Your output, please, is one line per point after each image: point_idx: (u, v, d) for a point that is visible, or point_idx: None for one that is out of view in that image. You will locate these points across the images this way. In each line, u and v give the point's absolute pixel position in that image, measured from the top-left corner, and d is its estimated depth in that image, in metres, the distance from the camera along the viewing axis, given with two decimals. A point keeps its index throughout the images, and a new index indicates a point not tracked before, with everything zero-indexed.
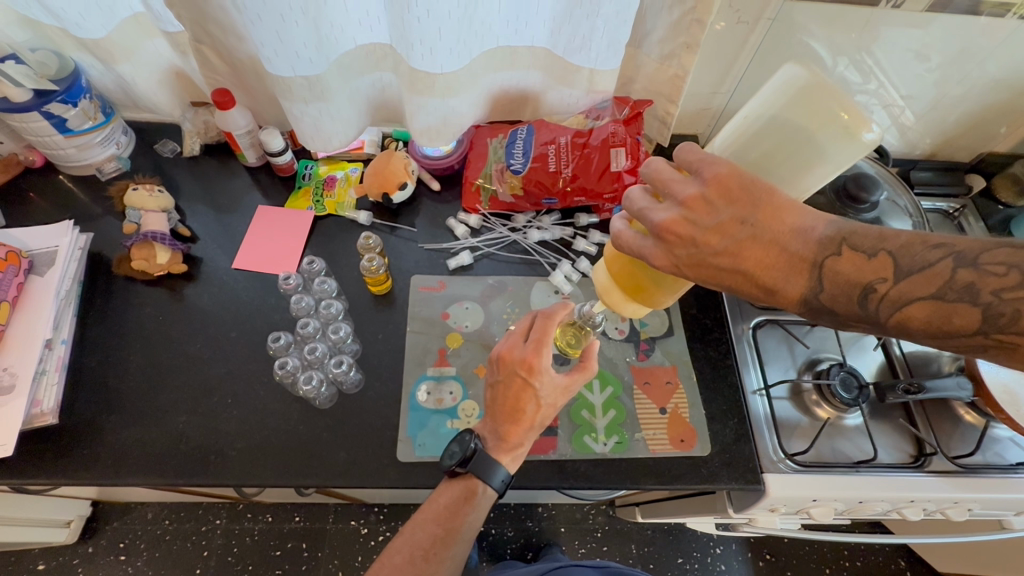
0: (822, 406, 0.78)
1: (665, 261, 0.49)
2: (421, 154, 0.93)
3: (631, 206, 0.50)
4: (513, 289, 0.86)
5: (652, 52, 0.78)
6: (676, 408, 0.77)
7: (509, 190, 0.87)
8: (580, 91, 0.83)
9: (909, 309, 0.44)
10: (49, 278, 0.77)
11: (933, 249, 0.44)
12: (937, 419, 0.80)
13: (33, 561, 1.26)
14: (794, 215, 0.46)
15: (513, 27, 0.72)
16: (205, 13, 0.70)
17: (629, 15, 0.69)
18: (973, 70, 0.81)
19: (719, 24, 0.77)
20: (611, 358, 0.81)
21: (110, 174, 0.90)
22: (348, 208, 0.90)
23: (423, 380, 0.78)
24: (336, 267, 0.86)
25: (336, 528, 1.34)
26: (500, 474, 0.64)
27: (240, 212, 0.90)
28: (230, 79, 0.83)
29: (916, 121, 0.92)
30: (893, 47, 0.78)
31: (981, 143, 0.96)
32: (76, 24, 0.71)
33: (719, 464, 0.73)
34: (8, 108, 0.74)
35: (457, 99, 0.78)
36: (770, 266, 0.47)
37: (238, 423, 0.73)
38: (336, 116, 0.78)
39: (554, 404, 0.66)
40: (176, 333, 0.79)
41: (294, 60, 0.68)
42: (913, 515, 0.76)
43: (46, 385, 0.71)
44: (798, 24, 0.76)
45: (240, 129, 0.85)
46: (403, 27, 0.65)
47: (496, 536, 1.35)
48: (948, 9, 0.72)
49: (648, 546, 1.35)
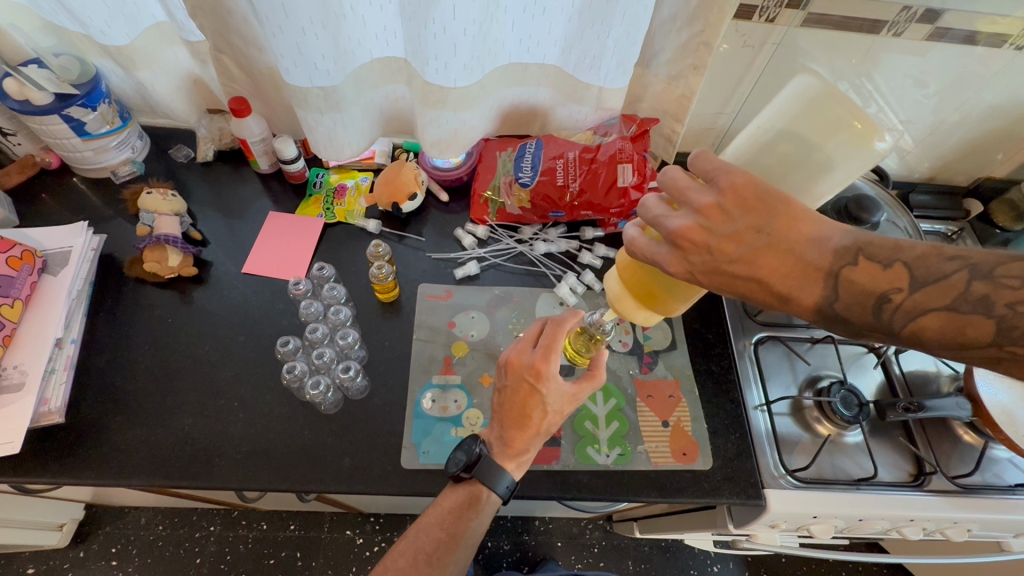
0: (823, 423, 0.79)
1: (680, 268, 0.49)
2: (432, 165, 0.94)
3: (647, 213, 0.51)
4: (519, 300, 0.87)
5: (659, 73, 0.80)
6: (678, 421, 0.78)
7: (517, 203, 0.88)
8: (589, 108, 0.85)
9: (923, 320, 0.45)
10: (61, 278, 0.78)
11: (948, 261, 0.45)
12: (936, 437, 0.80)
13: (21, 564, 1.25)
14: (809, 225, 0.47)
15: (525, 45, 0.74)
16: (229, 23, 0.73)
17: (638, 36, 0.71)
18: (971, 98, 0.84)
19: (724, 46, 0.79)
20: (614, 370, 0.82)
21: (124, 177, 0.91)
22: (357, 216, 0.92)
23: (428, 388, 0.78)
24: (346, 274, 0.88)
25: (330, 538, 1.33)
26: (505, 481, 0.65)
27: (251, 219, 0.91)
28: (246, 88, 0.85)
29: (915, 145, 0.95)
30: (892, 73, 0.81)
31: (979, 168, 0.99)
32: (100, 31, 0.73)
33: (720, 478, 0.73)
34: (28, 111, 0.76)
35: (469, 113, 0.80)
36: (786, 275, 0.48)
37: (244, 426, 0.73)
38: (349, 126, 0.80)
39: (560, 412, 0.66)
40: (185, 334, 0.80)
41: (311, 71, 0.69)
42: (914, 535, 0.76)
43: (54, 385, 0.72)
44: (800, 49, 0.79)
45: (254, 137, 0.86)
46: (419, 42, 0.67)
47: (492, 549, 1.34)
48: (945, 38, 0.74)
49: (645, 563, 1.34)
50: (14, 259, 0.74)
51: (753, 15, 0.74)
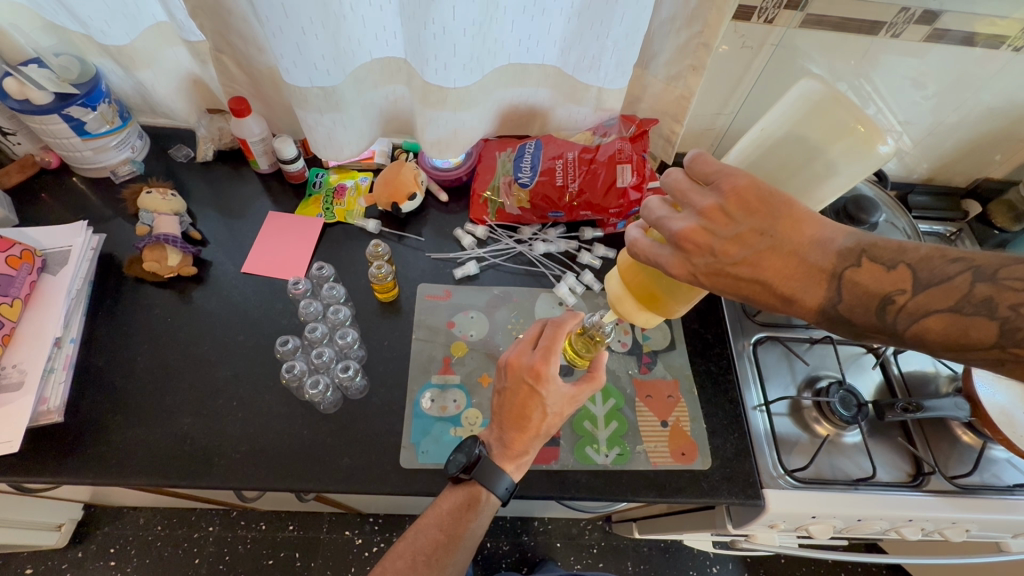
0: (822, 423, 0.79)
1: (683, 270, 0.50)
2: (432, 165, 0.95)
3: (650, 215, 0.51)
4: (518, 300, 0.87)
5: (659, 73, 0.81)
6: (677, 421, 0.78)
7: (516, 203, 0.88)
8: (588, 109, 0.86)
9: (927, 321, 0.45)
10: (60, 277, 0.78)
11: (952, 263, 0.45)
12: (935, 437, 0.81)
13: (20, 565, 1.25)
14: (812, 227, 0.48)
15: (525, 46, 0.75)
16: (229, 23, 0.73)
17: (637, 38, 0.71)
18: (970, 99, 0.84)
19: (724, 47, 0.80)
20: (614, 370, 0.82)
21: (124, 177, 0.91)
22: (357, 216, 0.92)
23: (427, 388, 0.78)
24: (346, 275, 0.88)
25: (329, 538, 1.33)
26: (505, 483, 0.64)
27: (251, 219, 0.91)
28: (246, 88, 0.85)
29: (914, 146, 0.95)
30: (891, 74, 0.81)
31: (977, 169, 0.99)
32: (101, 31, 0.73)
33: (719, 478, 0.73)
34: (29, 110, 0.76)
35: (469, 113, 0.80)
36: (790, 276, 0.48)
37: (243, 426, 0.73)
38: (348, 126, 0.80)
39: (560, 413, 0.66)
40: (184, 334, 0.80)
41: (311, 71, 0.69)
42: (913, 535, 0.76)
43: (53, 384, 0.72)
44: (799, 50, 0.79)
45: (254, 137, 0.86)
46: (419, 42, 0.67)
47: (492, 549, 1.34)
48: (944, 39, 0.75)
49: (644, 563, 1.34)
50: (14, 258, 0.74)
51: (752, 16, 0.74)
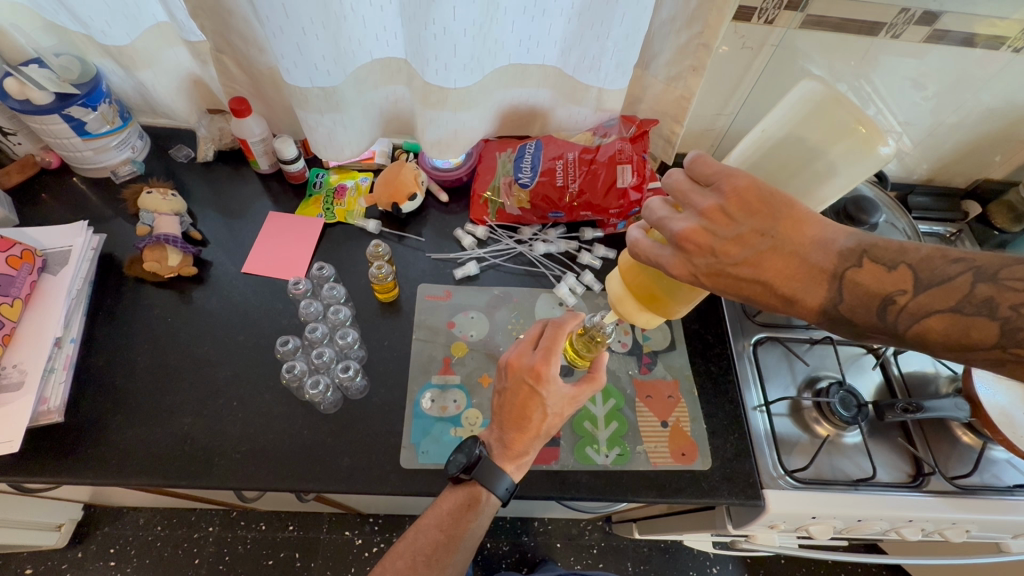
0: (822, 423, 0.79)
1: (683, 270, 0.50)
2: (432, 166, 0.95)
3: (651, 216, 0.52)
4: (518, 300, 0.87)
5: (659, 74, 0.81)
6: (677, 421, 0.78)
7: (516, 203, 0.88)
8: (588, 109, 0.86)
9: (928, 321, 0.45)
10: (60, 277, 0.78)
11: (953, 264, 0.45)
12: (935, 438, 0.81)
13: (20, 565, 1.25)
14: (812, 228, 0.48)
15: (526, 47, 0.75)
16: (230, 23, 0.73)
17: (637, 38, 0.71)
18: (970, 99, 0.84)
19: (724, 48, 0.80)
20: (614, 370, 0.82)
21: (124, 177, 0.91)
22: (357, 216, 0.92)
23: (428, 388, 0.78)
24: (347, 275, 0.88)
25: (329, 538, 1.33)
26: (505, 483, 0.64)
27: (251, 219, 0.91)
28: (247, 89, 0.85)
29: (914, 146, 0.95)
30: (891, 75, 0.81)
31: (977, 170, 0.99)
32: (101, 31, 0.73)
33: (719, 478, 0.73)
34: (29, 110, 0.76)
35: (469, 114, 0.80)
36: (790, 277, 0.48)
37: (243, 426, 0.73)
38: (348, 126, 0.80)
39: (560, 414, 0.66)
40: (185, 334, 0.80)
41: (312, 71, 0.69)
42: (912, 536, 0.76)
43: (53, 384, 0.72)
44: (799, 50, 0.79)
45: (255, 137, 0.86)
46: (419, 43, 0.68)
47: (492, 550, 1.34)
48: (944, 40, 0.75)
49: (644, 564, 1.34)
50: (15, 258, 0.74)
51: (753, 17, 0.74)
